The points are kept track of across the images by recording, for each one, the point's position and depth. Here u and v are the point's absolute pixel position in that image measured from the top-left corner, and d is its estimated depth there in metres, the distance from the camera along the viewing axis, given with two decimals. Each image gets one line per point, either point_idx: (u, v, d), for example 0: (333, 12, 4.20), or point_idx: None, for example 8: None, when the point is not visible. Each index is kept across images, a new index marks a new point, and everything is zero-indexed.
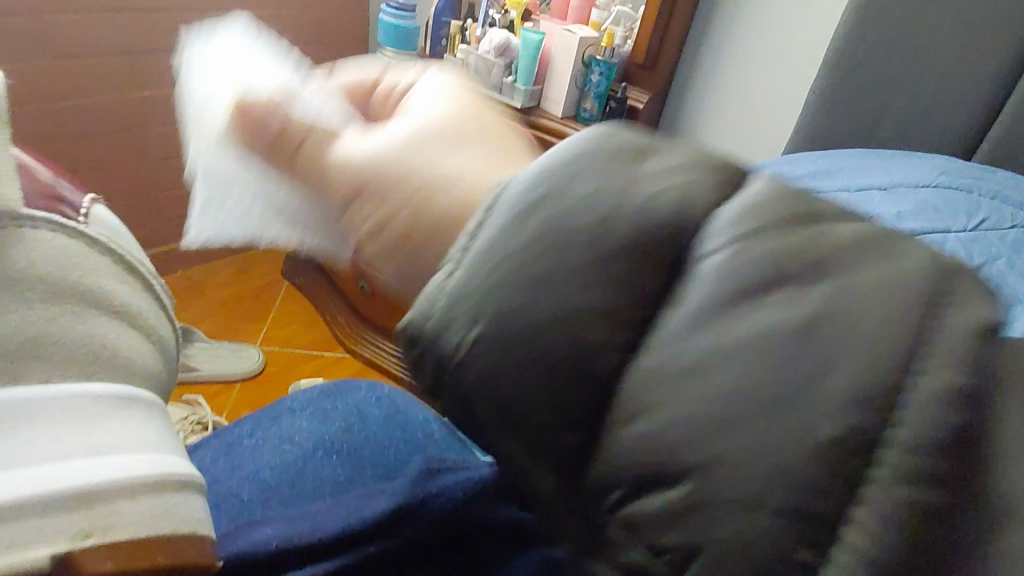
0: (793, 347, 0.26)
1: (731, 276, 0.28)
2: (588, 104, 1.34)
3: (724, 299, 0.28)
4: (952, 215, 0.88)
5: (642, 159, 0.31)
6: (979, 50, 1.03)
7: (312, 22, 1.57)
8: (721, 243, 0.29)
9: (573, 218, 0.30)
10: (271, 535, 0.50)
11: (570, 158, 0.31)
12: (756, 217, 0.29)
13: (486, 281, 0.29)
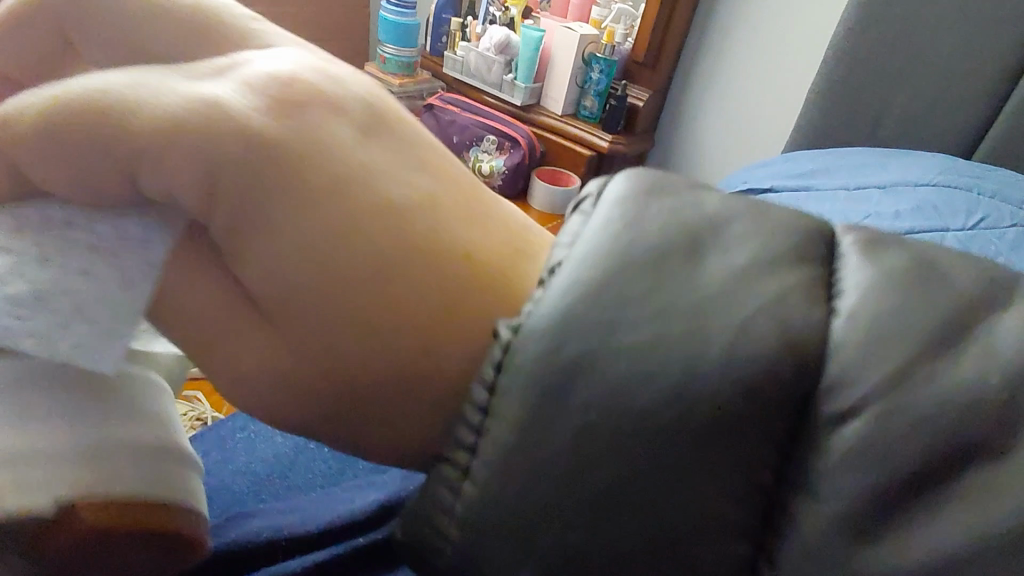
0: (983, 527, 0.21)
1: (899, 427, 0.22)
2: (587, 102, 1.36)
3: (880, 450, 0.22)
4: (952, 213, 0.89)
5: (706, 248, 0.26)
6: (982, 48, 1.03)
7: (311, 18, 1.56)
8: (858, 397, 0.23)
9: (636, 326, 0.24)
10: (266, 522, 0.50)
11: (621, 242, 0.26)
12: (881, 339, 0.23)
13: (555, 351, 0.24)
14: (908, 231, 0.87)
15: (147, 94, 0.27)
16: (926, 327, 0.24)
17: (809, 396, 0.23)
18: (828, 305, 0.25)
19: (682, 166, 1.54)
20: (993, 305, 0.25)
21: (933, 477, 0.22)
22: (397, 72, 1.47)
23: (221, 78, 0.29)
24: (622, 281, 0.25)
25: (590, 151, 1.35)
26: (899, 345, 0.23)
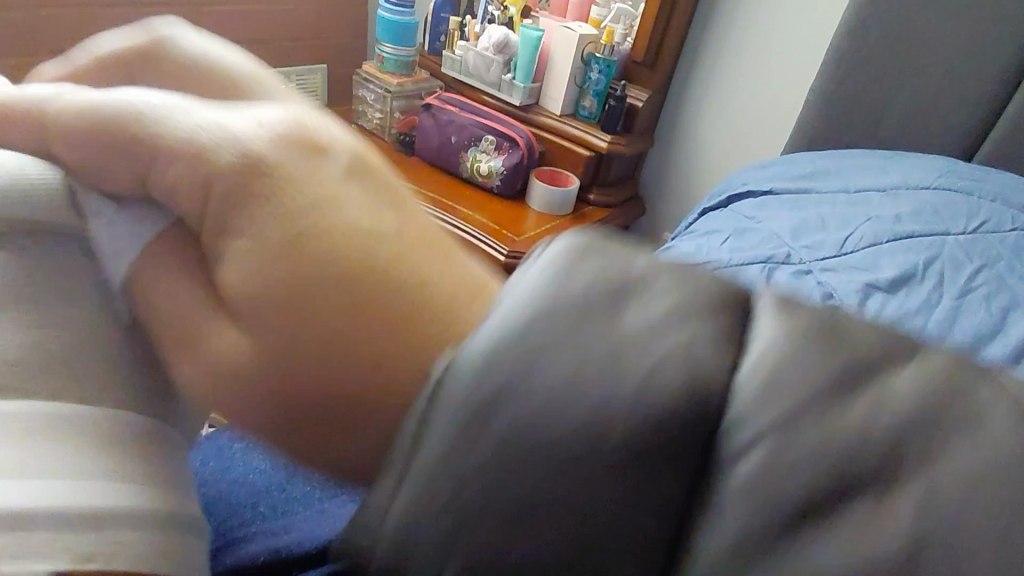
0: (858, 551, 0.20)
1: (806, 475, 0.21)
2: (587, 102, 1.35)
3: (785, 480, 0.21)
4: (953, 218, 0.89)
5: (627, 298, 0.25)
6: (986, 48, 1.02)
7: (309, 17, 1.54)
8: (754, 431, 0.22)
9: (555, 363, 0.23)
10: (256, 551, 0.49)
11: (547, 301, 0.24)
12: (771, 387, 0.23)
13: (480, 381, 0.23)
14: (908, 236, 0.86)
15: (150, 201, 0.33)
16: (843, 379, 0.23)
17: (716, 435, 0.23)
18: (737, 353, 0.24)
19: (680, 167, 1.53)
20: (904, 356, 0.24)
21: (820, 504, 0.21)
22: (395, 71, 1.46)
23: (239, 129, 0.34)
24: (551, 325, 0.24)
25: (589, 151, 1.34)
26: (821, 406, 0.22)
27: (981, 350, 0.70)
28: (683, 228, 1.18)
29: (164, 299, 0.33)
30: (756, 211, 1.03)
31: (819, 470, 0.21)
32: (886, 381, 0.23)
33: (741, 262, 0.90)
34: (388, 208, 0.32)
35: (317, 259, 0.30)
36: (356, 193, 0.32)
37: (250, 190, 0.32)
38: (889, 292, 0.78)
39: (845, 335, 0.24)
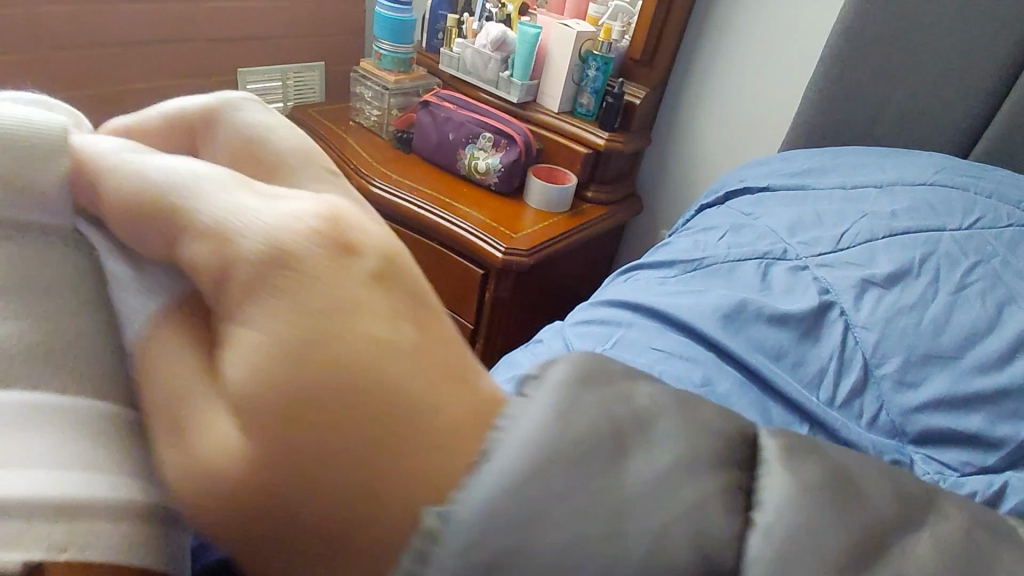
0: None
1: (547, 546, 0.26)
2: (585, 100, 1.35)
3: (519, 516, 0.26)
4: (950, 213, 0.89)
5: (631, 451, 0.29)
6: (983, 45, 1.02)
7: (308, 13, 1.54)
8: None
9: None
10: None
11: None
12: (545, 467, 0.27)
13: None
14: (904, 231, 0.87)
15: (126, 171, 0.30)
16: (599, 439, 0.29)
17: None
18: None
19: (678, 165, 1.53)
20: None
21: None
22: (393, 68, 1.46)
23: (266, 204, 0.29)
24: None
25: (587, 149, 1.35)
26: (577, 475, 0.27)
27: (976, 345, 0.71)
28: (681, 225, 1.18)
29: (161, 372, 0.28)
30: (755, 206, 1.03)
31: (559, 521, 0.26)
32: (625, 463, 0.28)
33: (738, 258, 0.90)
34: (352, 302, 0.27)
35: (264, 380, 0.25)
36: (301, 272, 0.27)
37: (231, 276, 0.27)
38: (885, 287, 0.79)
39: (624, 402, 0.31)
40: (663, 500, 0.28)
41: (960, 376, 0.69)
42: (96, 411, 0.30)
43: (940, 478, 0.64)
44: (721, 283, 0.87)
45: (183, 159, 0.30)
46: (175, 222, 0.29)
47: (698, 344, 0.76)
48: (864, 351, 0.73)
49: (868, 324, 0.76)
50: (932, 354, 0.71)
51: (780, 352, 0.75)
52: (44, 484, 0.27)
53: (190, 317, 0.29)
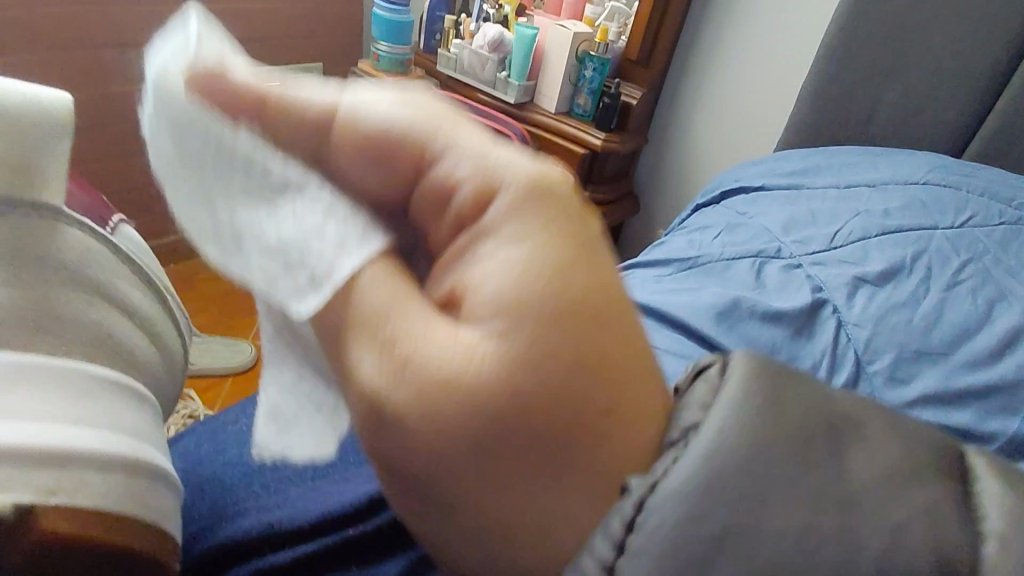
0: None
1: (753, 548, 0.25)
2: (581, 100, 1.36)
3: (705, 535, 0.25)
4: (942, 212, 0.91)
5: (848, 441, 0.28)
6: (975, 45, 1.04)
7: (307, 15, 1.55)
8: None
9: None
10: (253, 526, 0.51)
11: None
12: (734, 453, 0.26)
13: None
14: (896, 230, 0.88)
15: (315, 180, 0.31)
16: (814, 428, 0.27)
17: None
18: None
19: (675, 164, 1.54)
20: None
21: None
22: (390, 69, 1.47)
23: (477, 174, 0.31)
24: None
25: (583, 148, 1.36)
26: (785, 485, 0.26)
27: (967, 341, 0.72)
28: (677, 224, 1.19)
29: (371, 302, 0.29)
30: (747, 206, 1.04)
31: (754, 539, 0.25)
32: (837, 459, 0.27)
33: (733, 256, 0.92)
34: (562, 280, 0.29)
35: (509, 378, 0.28)
36: (535, 269, 0.29)
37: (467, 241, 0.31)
38: (877, 285, 0.80)
39: (826, 403, 0.29)
40: (894, 506, 0.26)
41: (952, 371, 0.70)
42: (80, 370, 0.34)
43: None
44: (715, 282, 0.88)
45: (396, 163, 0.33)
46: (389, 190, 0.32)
47: (692, 341, 0.77)
48: (857, 349, 0.74)
49: (860, 321, 0.77)
50: (924, 351, 0.72)
51: (773, 348, 0.76)
52: (30, 431, 0.30)
53: (394, 273, 0.30)
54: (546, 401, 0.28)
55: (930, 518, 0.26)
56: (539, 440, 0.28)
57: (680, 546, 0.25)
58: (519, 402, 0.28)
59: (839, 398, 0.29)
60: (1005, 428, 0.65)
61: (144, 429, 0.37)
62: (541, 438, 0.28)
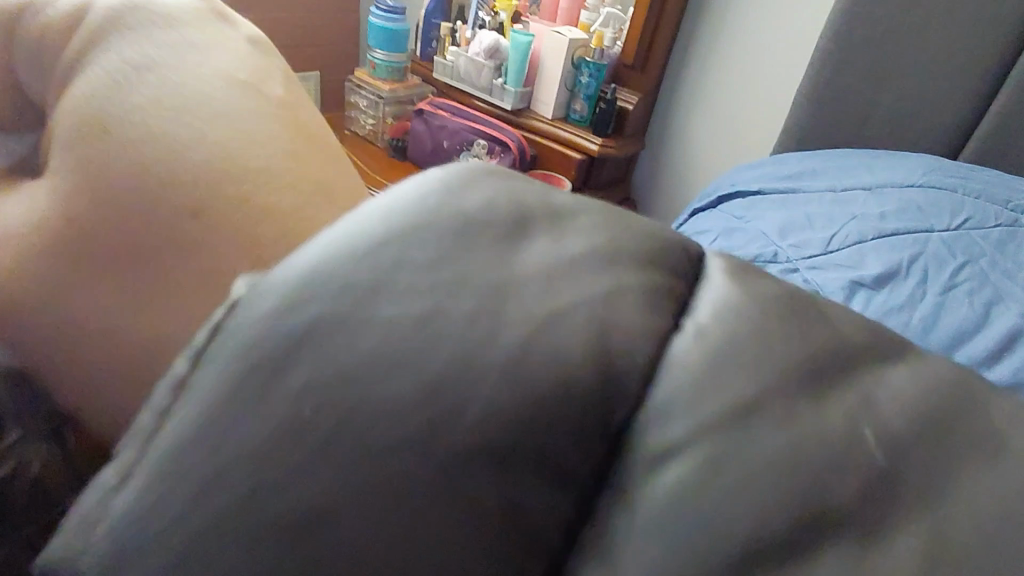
0: None
1: (440, 321, 0.28)
2: (578, 105, 1.36)
3: (408, 327, 0.28)
4: (937, 215, 0.91)
5: None
6: (970, 47, 1.04)
7: (303, 24, 1.56)
8: None
9: (463, 300, 0.29)
10: None
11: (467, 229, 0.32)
12: (463, 273, 0.30)
13: (430, 370, 0.27)
14: (892, 233, 0.88)
15: (298, 160, 0.34)
16: None
17: (646, 397, 0.27)
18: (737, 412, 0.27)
19: (671, 167, 1.55)
20: None
21: None
22: (386, 77, 1.48)
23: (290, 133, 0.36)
24: (425, 295, 0.29)
25: (581, 154, 1.36)
26: (491, 282, 0.30)
27: (965, 344, 0.72)
28: (674, 228, 1.19)
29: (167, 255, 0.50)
30: (723, 222, 1.04)
31: (508, 348, 0.27)
32: (533, 251, 0.32)
33: (731, 262, 0.91)
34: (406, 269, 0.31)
35: (250, 245, 0.32)
36: (344, 260, 0.31)
37: (318, 240, 0.32)
38: (874, 288, 0.80)
39: None
40: None
41: None
42: None
43: None
44: None
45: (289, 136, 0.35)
46: (342, 245, 0.31)
47: None
48: None
49: None
50: None
51: None
52: None
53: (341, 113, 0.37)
54: (273, 262, 0.31)
55: (635, 296, 0.30)
56: (248, 310, 0.30)
57: (239, 360, 0.29)
58: (297, 245, 0.32)
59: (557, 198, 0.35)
60: None
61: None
62: (247, 306, 0.31)
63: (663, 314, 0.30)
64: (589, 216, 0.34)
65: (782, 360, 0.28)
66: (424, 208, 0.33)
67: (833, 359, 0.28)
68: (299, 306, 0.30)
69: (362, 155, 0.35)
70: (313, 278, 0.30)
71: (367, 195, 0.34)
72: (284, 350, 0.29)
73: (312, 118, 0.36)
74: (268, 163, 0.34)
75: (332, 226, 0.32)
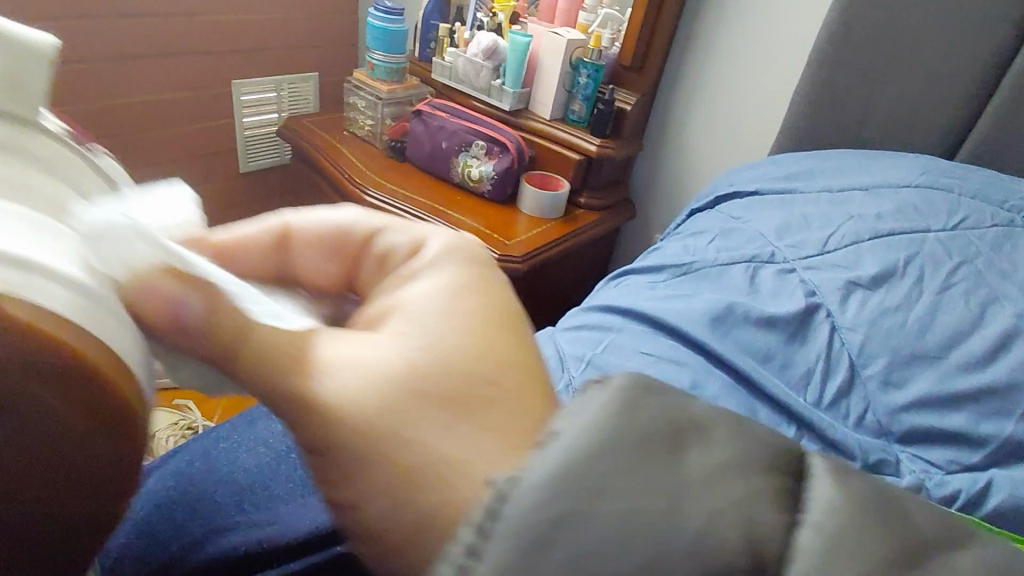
0: None
1: (574, 546, 0.24)
2: (576, 107, 1.37)
3: (528, 539, 0.24)
4: (934, 214, 0.91)
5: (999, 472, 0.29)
6: (967, 48, 1.04)
7: (303, 25, 1.56)
8: None
9: (584, 523, 0.24)
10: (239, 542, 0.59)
11: (596, 439, 0.26)
12: (586, 461, 0.26)
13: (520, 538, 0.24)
14: (888, 233, 0.88)
15: (341, 348, 0.41)
16: None
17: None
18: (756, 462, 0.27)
19: (669, 168, 1.56)
20: None
21: None
22: (385, 78, 1.48)
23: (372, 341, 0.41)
24: (546, 504, 0.25)
25: (579, 155, 1.36)
26: (626, 481, 0.25)
27: (960, 344, 0.72)
28: (672, 229, 1.19)
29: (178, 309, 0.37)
30: (720, 222, 1.04)
31: (583, 536, 0.24)
32: (680, 460, 0.26)
33: (727, 262, 0.91)
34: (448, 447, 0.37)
35: (359, 400, 0.39)
36: (445, 406, 0.39)
37: (415, 386, 0.39)
38: (870, 288, 0.80)
39: None
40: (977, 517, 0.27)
41: (943, 376, 0.70)
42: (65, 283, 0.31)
43: (924, 478, 0.63)
44: (707, 286, 0.88)
45: (413, 287, 0.45)
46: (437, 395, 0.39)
47: (689, 349, 0.75)
48: (849, 355, 0.73)
49: (854, 325, 0.76)
50: (917, 354, 0.72)
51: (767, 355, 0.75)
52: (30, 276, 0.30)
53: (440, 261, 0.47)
54: (395, 394, 0.39)
55: (753, 491, 0.26)
56: (365, 433, 0.38)
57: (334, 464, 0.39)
58: (412, 372, 0.39)
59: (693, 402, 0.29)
60: (1006, 430, 0.65)
61: (127, 322, 0.35)
62: (364, 433, 0.38)
63: (780, 512, 0.25)
64: (702, 411, 0.28)
65: (906, 521, 0.25)
66: (509, 362, 0.41)
67: (929, 525, 0.25)
68: (402, 450, 0.37)
69: (477, 297, 0.44)
70: (419, 416, 0.38)
71: (457, 347, 0.41)
72: (383, 475, 0.37)
73: (440, 280, 0.45)
74: (400, 313, 0.43)
75: (413, 391, 0.39)
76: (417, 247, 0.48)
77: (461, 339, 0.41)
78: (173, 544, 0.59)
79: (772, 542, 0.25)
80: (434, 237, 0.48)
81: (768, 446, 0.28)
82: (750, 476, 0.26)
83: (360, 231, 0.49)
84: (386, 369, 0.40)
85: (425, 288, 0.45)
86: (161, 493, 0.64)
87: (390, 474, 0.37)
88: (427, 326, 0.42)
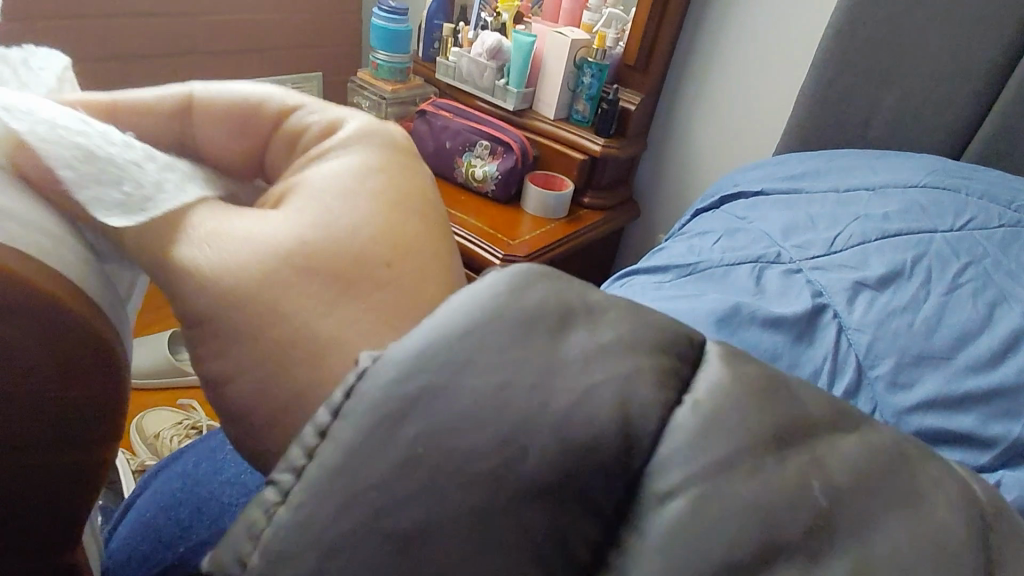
0: None
1: (440, 412, 0.28)
2: (581, 106, 1.36)
3: (387, 408, 0.29)
4: (942, 215, 0.90)
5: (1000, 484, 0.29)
6: (974, 48, 1.04)
7: (307, 25, 1.56)
8: None
9: (452, 398, 0.28)
10: None
11: (480, 316, 0.31)
12: (446, 343, 0.30)
13: (387, 396, 0.29)
14: (896, 233, 0.88)
15: (243, 226, 0.41)
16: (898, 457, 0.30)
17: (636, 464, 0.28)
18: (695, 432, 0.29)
19: (673, 168, 1.55)
20: None
21: None
22: (389, 77, 1.48)
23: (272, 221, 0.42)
24: (423, 366, 0.29)
25: (583, 154, 1.36)
26: (491, 355, 0.30)
27: (968, 345, 0.72)
28: (677, 229, 1.19)
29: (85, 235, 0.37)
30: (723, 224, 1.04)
31: (434, 407, 0.28)
32: (559, 340, 0.31)
33: (732, 263, 0.91)
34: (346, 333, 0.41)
35: (258, 267, 0.40)
36: (355, 291, 0.42)
37: (309, 263, 0.41)
38: (878, 289, 0.79)
39: None
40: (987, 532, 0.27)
41: (952, 378, 0.69)
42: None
43: None
44: (711, 287, 0.87)
45: (323, 169, 0.46)
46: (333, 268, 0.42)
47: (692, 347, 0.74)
48: (856, 354, 0.73)
49: (861, 326, 0.75)
50: (925, 355, 0.71)
51: (773, 354, 0.73)
52: None
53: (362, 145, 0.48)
54: (291, 269, 0.40)
55: (641, 378, 0.30)
56: (252, 309, 0.40)
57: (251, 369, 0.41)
58: (305, 251, 0.41)
59: (589, 291, 0.34)
60: (1014, 430, 0.64)
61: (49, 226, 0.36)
62: (250, 306, 0.40)
63: (652, 398, 0.30)
64: (594, 298, 0.33)
65: (782, 438, 0.29)
66: (413, 248, 0.44)
67: (799, 429, 0.30)
68: (303, 329, 0.40)
69: (388, 190, 0.46)
70: (329, 306, 0.41)
71: (376, 230, 0.44)
72: (286, 355, 0.40)
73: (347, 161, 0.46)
74: (309, 196, 0.44)
75: (318, 268, 0.41)
76: (333, 130, 0.48)
77: (379, 228, 0.44)
78: (177, 545, 0.59)
79: (640, 435, 0.29)
80: (351, 123, 0.49)
81: (651, 332, 0.32)
82: (624, 359, 0.30)
83: (277, 117, 0.49)
84: (284, 245, 0.41)
85: (334, 168, 0.46)
86: (167, 496, 0.65)
87: (292, 355, 0.40)
88: (346, 213, 0.43)
